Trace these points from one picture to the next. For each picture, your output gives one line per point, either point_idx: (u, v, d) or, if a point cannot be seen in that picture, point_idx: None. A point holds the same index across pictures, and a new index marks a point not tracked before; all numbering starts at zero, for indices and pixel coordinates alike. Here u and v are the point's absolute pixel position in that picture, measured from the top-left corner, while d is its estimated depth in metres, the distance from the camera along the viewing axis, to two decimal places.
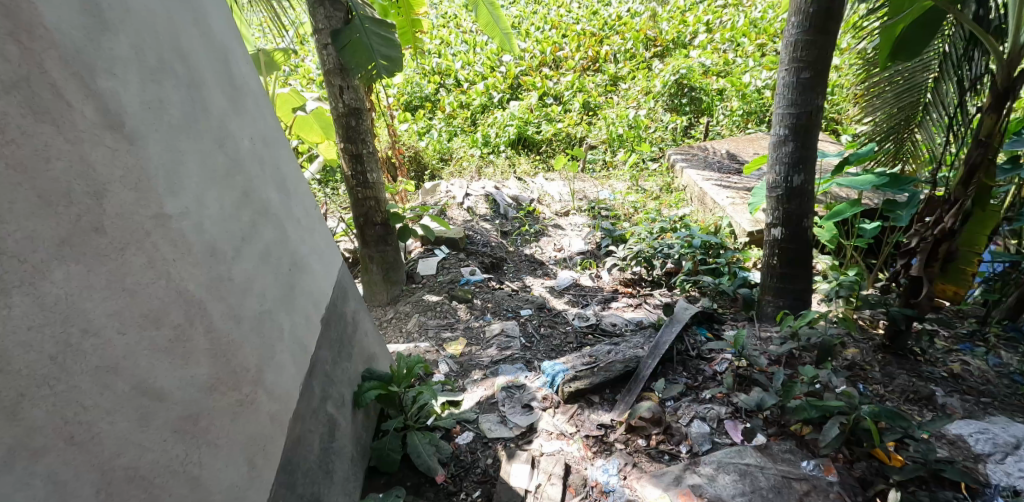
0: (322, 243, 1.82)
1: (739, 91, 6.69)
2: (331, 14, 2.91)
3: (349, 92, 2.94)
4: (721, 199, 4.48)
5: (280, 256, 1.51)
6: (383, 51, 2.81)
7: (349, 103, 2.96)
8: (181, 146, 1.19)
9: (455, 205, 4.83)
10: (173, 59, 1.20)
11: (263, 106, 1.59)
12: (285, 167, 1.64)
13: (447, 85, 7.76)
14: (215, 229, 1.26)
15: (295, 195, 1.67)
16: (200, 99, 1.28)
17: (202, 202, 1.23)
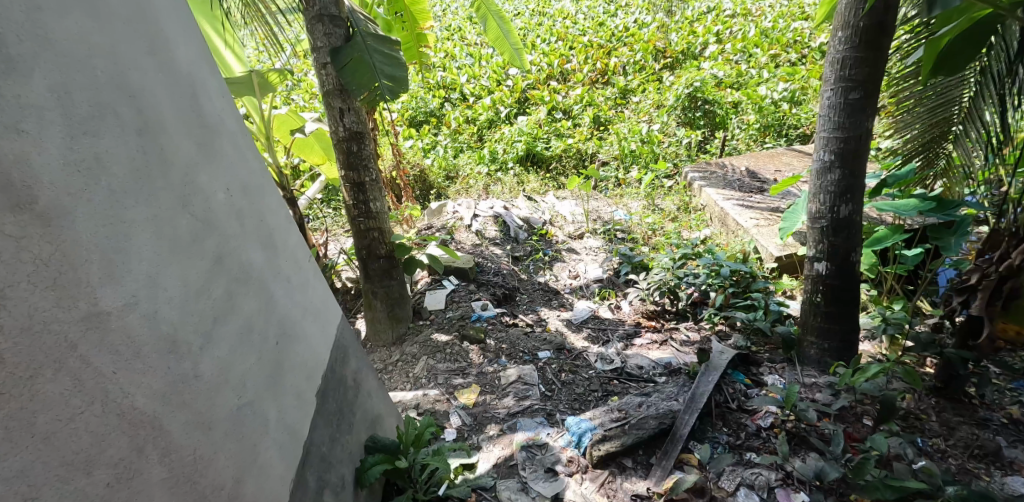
0: (319, 299, 1.60)
1: (756, 103, 6.47)
2: (334, 31, 2.68)
3: (349, 114, 2.71)
4: (745, 222, 4.25)
5: (265, 329, 1.30)
6: (387, 72, 2.61)
7: (348, 126, 2.72)
8: (127, 213, 0.98)
9: (463, 228, 4.60)
10: (118, 102, 0.98)
11: (243, 144, 1.37)
12: (272, 215, 1.42)
13: (453, 99, 7.58)
14: (176, 314, 1.05)
15: (285, 246, 1.45)
16: (157, 148, 1.06)
17: (156, 280, 1.01)
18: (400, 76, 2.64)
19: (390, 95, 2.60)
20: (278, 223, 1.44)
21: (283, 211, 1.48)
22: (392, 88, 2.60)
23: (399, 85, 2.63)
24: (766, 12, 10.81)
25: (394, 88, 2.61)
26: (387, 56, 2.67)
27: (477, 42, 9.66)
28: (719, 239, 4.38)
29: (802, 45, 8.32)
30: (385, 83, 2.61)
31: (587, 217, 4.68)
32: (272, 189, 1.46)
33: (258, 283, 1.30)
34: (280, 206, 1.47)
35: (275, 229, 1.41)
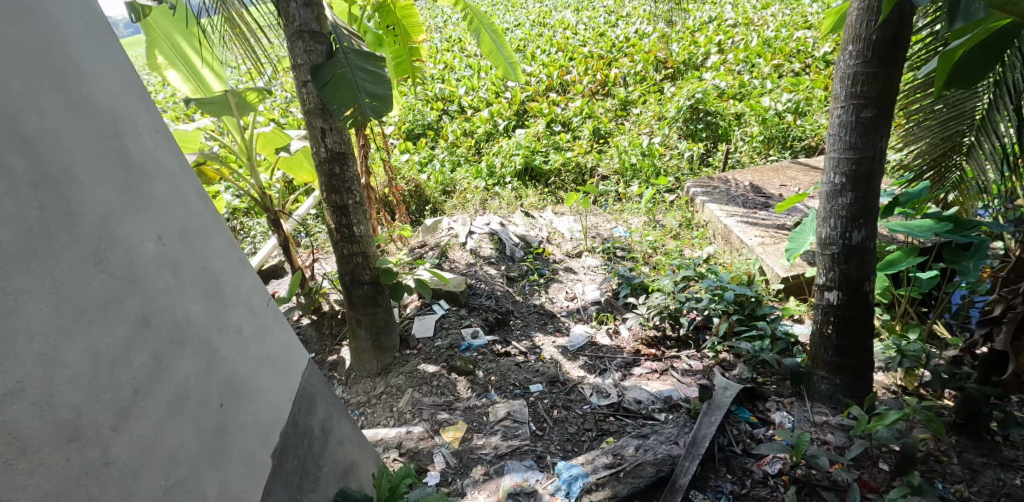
0: (278, 348, 1.58)
1: (760, 115, 6.35)
2: (316, 47, 2.55)
3: (332, 135, 2.58)
4: (749, 240, 4.15)
5: (201, 392, 1.29)
6: (371, 91, 2.50)
7: (330, 148, 2.58)
8: (18, 281, 0.96)
9: (457, 246, 4.47)
10: (17, 165, 0.97)
11: (185, 191, 1.36)
12: (217, 264, 1.41)
13: (451, 111, 7.47)
14: (80, 390, 1.04)
15: (231, 297, 1.44)
16: (60, 202, 1.04)
17: (56, 353, 1.01)
18: (385, 94, 2.53)
19: (373, 114, 2.48)
20: (224, 272, 1.43)
21: (231, 258, 1.47)
22: (376, 107, 2.48)
23: (383, 104, 2.51)
24: (768, 22, 10.71)
25: (379, 108, 2.50)
26: (371, 73, 2.55)
27: (476, 53, 9.55)
28: (722, 258, 4.22)
29: (806, 55, 8.20)
30: (368, 101, 2.49)
31: (586, 234, 4.53)
32: (219, 235, 1.45)
33: (192, 342, 1.29)
34: (228, 253, 1.46)
35: (218, 279, 1.40)
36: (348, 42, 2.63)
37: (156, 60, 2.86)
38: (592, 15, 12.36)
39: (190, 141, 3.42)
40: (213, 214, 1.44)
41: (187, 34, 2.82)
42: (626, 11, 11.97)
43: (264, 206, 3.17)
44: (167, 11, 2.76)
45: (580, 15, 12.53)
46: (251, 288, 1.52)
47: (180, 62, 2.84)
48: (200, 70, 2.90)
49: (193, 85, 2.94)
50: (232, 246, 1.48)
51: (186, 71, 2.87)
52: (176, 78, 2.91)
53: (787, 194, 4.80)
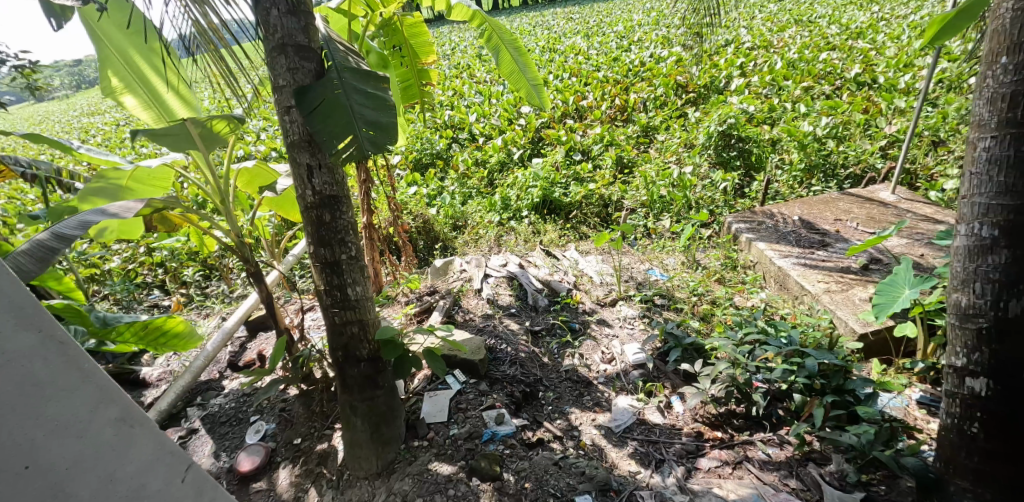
0: None
1: (799, 141, 5.83)
2: (311, 58, 2.03)
3: (320, 174, 2.03)
4: (812, 287, 3.61)
5: None
6: (369, 118, 2.01)
7: (319, 190, 2.03)
8: None
9: (472, 294, 3.90)
10: None
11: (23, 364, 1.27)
12: (75, 434, 1.34)
13: (460, 139, 7.01)
14: None
15: (93, 467, 1.37)
16: None
17: None
18: (388, 121, 2.05)
19: (374, 147, 1.98)
20: (83, 445, 1.35)
21: (96, 421, 1.37)
22: (377, 138, 1.99)
23: (386, 134, 2.03)
24: (788, 44, 10.31)
25: (380, 140, 2.01)
26: (369, 94, 2.06)
27: (485, 79, 9.13)
28: (780, 308, 3.64)
29: (835, 77, 7.75)
30: (365, 131, 2.00)
31: (618, 279, 3.96)
32: (75, 396, 1.35)
33: None
34: (91, 416, 1.36)
35: (76, 455, 1.34)
36: (342, 59, 2.12)
37: (111, 83, 2.50)
38: (603, 40, 12.02)
39: (160, 179, 2.91)
40: (73, 370, 1.34)
41: (148, 52, 2.53)
42: (637, 37, 11.64)
43: (242, 258, 2.62)
44: (127, 27, 2.48)
45: (591, 41, 12.21)
46: (137, 446, 1.44)
47: (139, 83, 2.50)
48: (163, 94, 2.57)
49: (153, 112, 2.61)
50: (107, 406, 1.39)
51: (146, 94, 2.52)
52: (134, 104, 2.53)
53: (845, 231, 4.26)
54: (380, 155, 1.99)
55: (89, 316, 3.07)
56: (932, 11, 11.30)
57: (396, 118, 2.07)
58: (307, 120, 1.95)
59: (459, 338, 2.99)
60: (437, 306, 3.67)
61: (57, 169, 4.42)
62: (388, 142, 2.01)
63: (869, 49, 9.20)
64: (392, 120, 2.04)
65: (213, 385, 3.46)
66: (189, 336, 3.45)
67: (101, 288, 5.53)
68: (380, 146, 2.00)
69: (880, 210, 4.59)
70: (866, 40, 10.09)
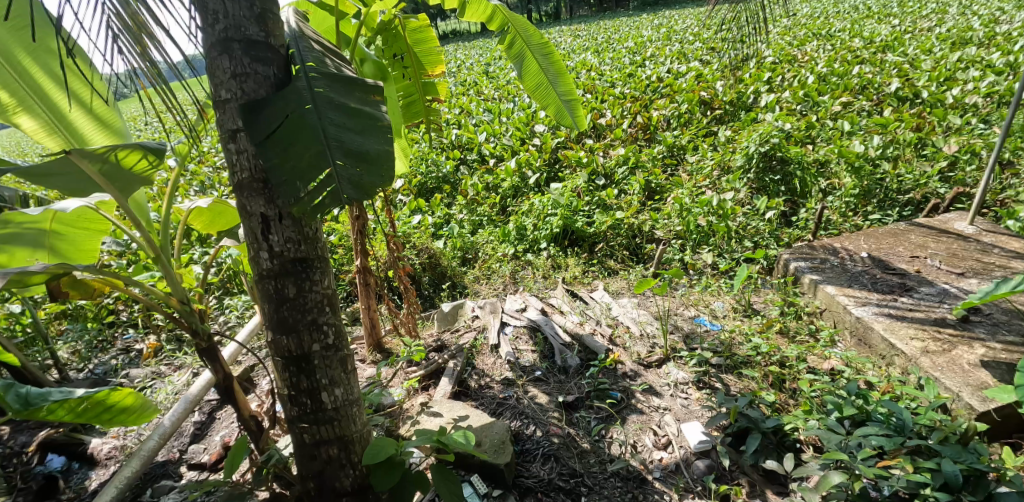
0: None
1: (852, 163, 5.17)
2: (271, 58, 1.40)
3: (281, 229, 1.39)
4: (904, 345, 2.96)
5: None
6: (350, 147, 1.38)
7: (281, 252, 1.41)
8: None
9: (488, 350, 3.26)
10: None
11: None
12: None
13: (469, 161, 6.42)
14: None
15: None
16: None
17: None
18: (379, 149, 1.41)
19: (356, 188, 1.34)
20: None
21: None
22: (360, 174, 1.35)
23: (375, 166, 1.39)
24: (814, 58, 9.73)
25: (367, 178, 1.37)
26: (353, 112, 1.43)
27: (494, 97, 8.58)
28: (866, 370, 2.98)
29: (874, 92, 7.15)
30: (345, 165, 1.36)
31: (663, 331, 3.31)
32: None
33: None
34: None
35: None
36: (315, 61, 1.49)
37: (3, 100, 2.33)
38: (616, 56, 11.48)
39: (94, 221, 2.33)
40: None
41: (42, 56, 2.33)
42: (651, 52, 11.12)
43: (188, 329, 1.98)
44: (11, 22, 2.24)
45: (602, 57, 11.69)
46: None
47: (40, 103, 2.35)
48: (69, 113, 2.42)
49: (58, 138, 2.46)
50: None
51: (48, 115, 2.38)
52: (34, 126, 2.40)
53: (926, 271, 3.65)
54: (365, 201, 1.34)
55: (7, 396, 2.45)
56: (958, 25, 10.76)
57: (391, 144, 1.43)
58: (261, 150, 1.33)
59: (476, 424, 2.39)
60: (447, 367, 3.06)
61: (21, 195, 3.78)
62: (378, 179, 1.37)
63: (902, 62, 8.60)
64: (383, 147, 1.39)
65: (170, 470, 2.82)
66: (143, 407, 2.82)
67: (65, 329, 4.88)
68: (366, 186, 1.35)
69: (960, 244, 3.95)
70: (896, 53, 9.49)
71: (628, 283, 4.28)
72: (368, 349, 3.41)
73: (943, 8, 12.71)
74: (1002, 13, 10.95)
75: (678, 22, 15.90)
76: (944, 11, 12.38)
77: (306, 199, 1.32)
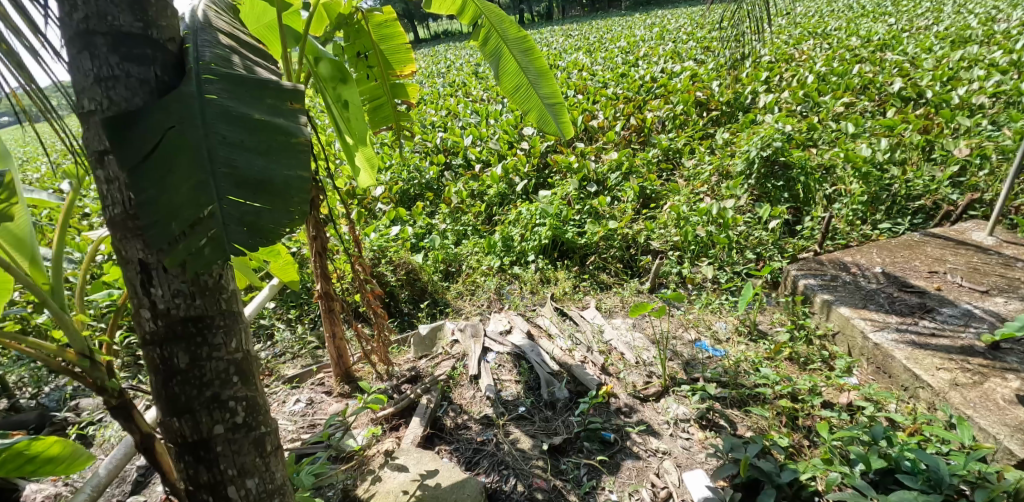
0: None
1: (858, 168, 4.88)
2: (154, 57, 1.28)
3: (166, 286, 1.32)
4: (930, 377, 2.68)
5: None
6: (246, 178, 1.27)
7: (169, 315, 1.35)
8: None
9: (467, 381, 2.94)
10: None
11: None
12: None
13: (454, 166, 6.08)
14: None
15: None
16: None
17: None
18: (282, 178, 1.30)
19: (248, 230, 1.22)
20: None
21: None
22: (253, 212, 1.23)
23: (276, 199, 1.27)
24: (812, 57, 9.45)
25: (266, 216, 1.25)
26: (256, 131, 1.33)
27: (482, 98, 8.25)
28: (887, 405, 2.69)
29: (875, 92, 6.87)
30: (234, 201, 1.24)
31: (661, 358, 2.99)
32: None
33: None
34: None
35: None
36: (212, 63, 1.37)
37: None
38: (608, 56, 11.16)
39: None
40: None
41: None
42: (643, 51, 10.82)
43: (94, 386, 1.65)
44: None
45: (594, 57, 11.40)
46: None
47: None
48: None
49: None
50: None
51: None
52: None
53: (947, 289, 3.37)
54: (259, 242, 1.22)
55: None
56: (956, 23, 10.51)
57: (297, 172, 1.32)
58: (133, 178, 1.23)
59: (447, 482, 2.08)
60: (420, 402, 2.73)
61: None
62: (282, 215, 1.25)
63: (903, 61, 8.32)
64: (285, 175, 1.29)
65: None
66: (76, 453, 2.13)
67: None
68: (262, 225, 1.24)
69: (980, 258, 3.67)
70: (895, 51, 9.21)
71: (622, 300, 3.96)
72: (336, 379, 3.05)
73: (939, 7, 12.48)
74: (999, 11, 10.75)
75: (671, 21, 15.55)
76: (939, 9, 12.15)
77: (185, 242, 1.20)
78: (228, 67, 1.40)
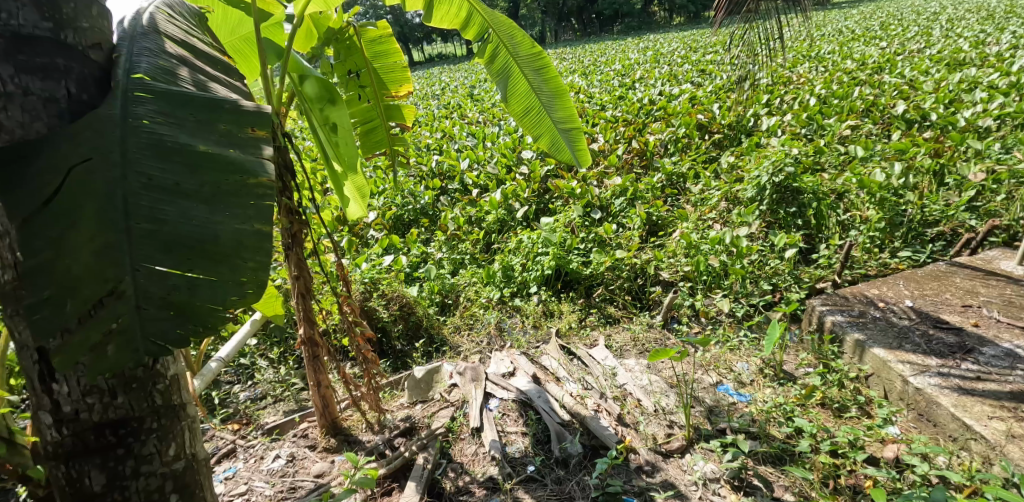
0: None
1: (873, 194, 4.68)
2: (66, 67, 1.17)
3: (73, 384, 1.25)
4: (984, 428, 2.41)
5: None
6: (175, 237, 1.16)
7: (79, 423, 1.28)
8: None
9: (468, 435, 2.63)
10: None
11: None
12: None
13: (450, 190, 5.84)
14: None
15: None
16: None
17: None
18: (224, 234, 1.21)
19: (173, 310, 1.13)
20: None
21: None
22: (180, 288, 1.14)
23: (214, 265, 1.18)
24: (809, 79, 9.38)
25: (202, 291, 1.17)
26: (197, 169, 1.22)
27: (478, 121, 8.07)
28: (937, 460, 2.41)
29: (879, 114, 6.73)
30: (152, 274, 1.13)
31: (683, 406, 2.70)
32: None
33: None
34: None
35: None
36: (143, 73, 1.27)
37: None
38: (604, 78, 11.04)
39: None
40: None
41: None
42: (639, 74, 10.73)
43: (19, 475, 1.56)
44: None
45: (590, 79, 11.30)
46: None
47: None
48: None
49: None
50: None
51: None
52: None
53: (985, 324, 3.12)
54: (193, 324, 1.14)
55: None
56: (947, 46, 10.53)
57: (241, 225, 1.23)
58: (26, 227, 1.10)
59: None
60: (416, 462, 2.42)
61: None
62: (228, 289, 1.18)
63: (902, 83, 8.23)
64: (225, 236, 1.20)
65: None
66: None
67: None
68: (193, 305, 1.15)
69: (1014, 289, 3.44)
70: (891, 73, 9.17)
71: (633, 336, 3.67)
72: (321, 431, 2.72)
73: (927, 31, 12.57)
74: (987, 35, 10.82)
75: (665, 46, 15.60)
76: (927, 33, 12.25)
77: (88, 326, 1.10)
78: (163, 79, 1.29)
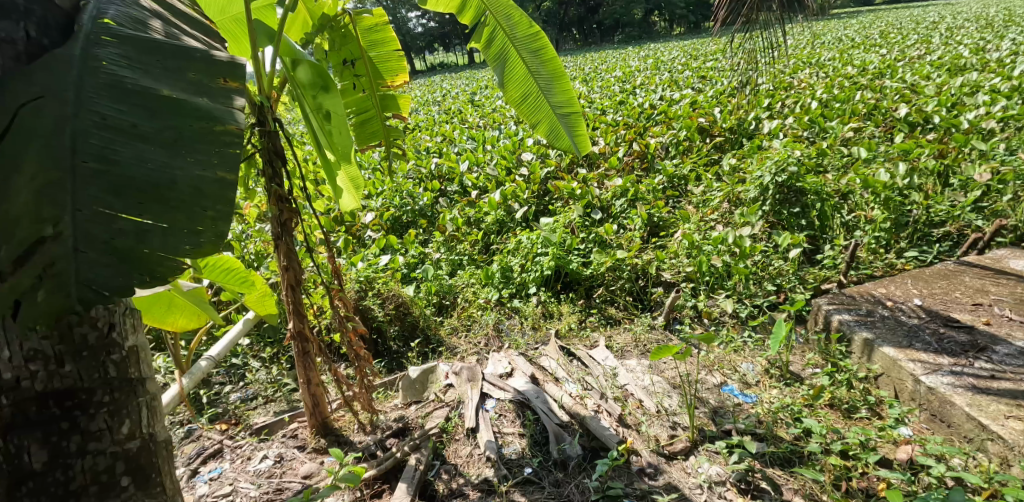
0: None
1: (879, 194, 4.60)
2: (26, 9, 1.11)
3: (14, 347, 1.14)
4: (1000, 427, 2.31)
5: None
6: (125, 180, 1.07)
7: (19, 393, 1.17)
8: None
9: (463, 435, 2.53)
10: None
11: None
12: None
13: (449, 192, 5.77)
14: None
15: None
16: None
17: None
18: (183, 179, 1.13)
19: (115, 255, 1.03)
20: None
21: None
22: (126, 234, 1.05)
23: (168, 210, 1.10)
24: (811, 84, 9.34)
25: (153, 239, 1.08)
26: (159, 113, 1.16)
27: (478, 125, 8.03)
28: (952, 460, 2.31)
29: (882, 117, 6.66)
30: (95, 218, 1.03)
31: (686, 407, 2.61)
32: None
33: None
34: None
35: None
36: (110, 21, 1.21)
37: None
38: (604, 84, 11.01)
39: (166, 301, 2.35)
40: None
41: None
42: (640, 80, 10.70)
43: None
44: None
45: (591, 86, 11.28)
46: None
47: None
48: None
49: None
50: None
51: None
52: None
53: (998, 323, 3.02)
54: (139, 271, 1.04)
55: None
56: (949, 52, 10.48)
57: (201, 171, 1.16)
58: None
59: None
60: (408, 463, 2.31)
61: None
62: (185, 235, 1.10)
63: (904, 87, 8.16)
64: (185, 180, 1.13)
65: None
66: None
67: None
68: (138, 252, 1.06)
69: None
70: (894, 78, 9.11)
71: (634, 337, 3.58)
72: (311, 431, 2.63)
73: (927, 38, 12.54)
74: (988, 41, 10.77)
75: (666, 53, 15.61)
76: (927, 40, 12.23)
77: (18, 271, 0.96)
78: (130, 29, 1.23)
